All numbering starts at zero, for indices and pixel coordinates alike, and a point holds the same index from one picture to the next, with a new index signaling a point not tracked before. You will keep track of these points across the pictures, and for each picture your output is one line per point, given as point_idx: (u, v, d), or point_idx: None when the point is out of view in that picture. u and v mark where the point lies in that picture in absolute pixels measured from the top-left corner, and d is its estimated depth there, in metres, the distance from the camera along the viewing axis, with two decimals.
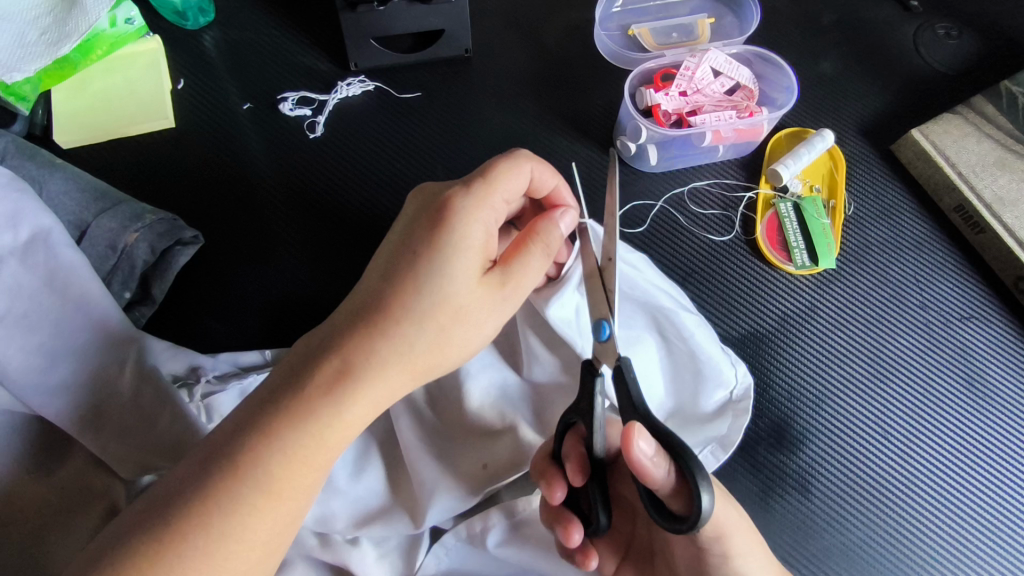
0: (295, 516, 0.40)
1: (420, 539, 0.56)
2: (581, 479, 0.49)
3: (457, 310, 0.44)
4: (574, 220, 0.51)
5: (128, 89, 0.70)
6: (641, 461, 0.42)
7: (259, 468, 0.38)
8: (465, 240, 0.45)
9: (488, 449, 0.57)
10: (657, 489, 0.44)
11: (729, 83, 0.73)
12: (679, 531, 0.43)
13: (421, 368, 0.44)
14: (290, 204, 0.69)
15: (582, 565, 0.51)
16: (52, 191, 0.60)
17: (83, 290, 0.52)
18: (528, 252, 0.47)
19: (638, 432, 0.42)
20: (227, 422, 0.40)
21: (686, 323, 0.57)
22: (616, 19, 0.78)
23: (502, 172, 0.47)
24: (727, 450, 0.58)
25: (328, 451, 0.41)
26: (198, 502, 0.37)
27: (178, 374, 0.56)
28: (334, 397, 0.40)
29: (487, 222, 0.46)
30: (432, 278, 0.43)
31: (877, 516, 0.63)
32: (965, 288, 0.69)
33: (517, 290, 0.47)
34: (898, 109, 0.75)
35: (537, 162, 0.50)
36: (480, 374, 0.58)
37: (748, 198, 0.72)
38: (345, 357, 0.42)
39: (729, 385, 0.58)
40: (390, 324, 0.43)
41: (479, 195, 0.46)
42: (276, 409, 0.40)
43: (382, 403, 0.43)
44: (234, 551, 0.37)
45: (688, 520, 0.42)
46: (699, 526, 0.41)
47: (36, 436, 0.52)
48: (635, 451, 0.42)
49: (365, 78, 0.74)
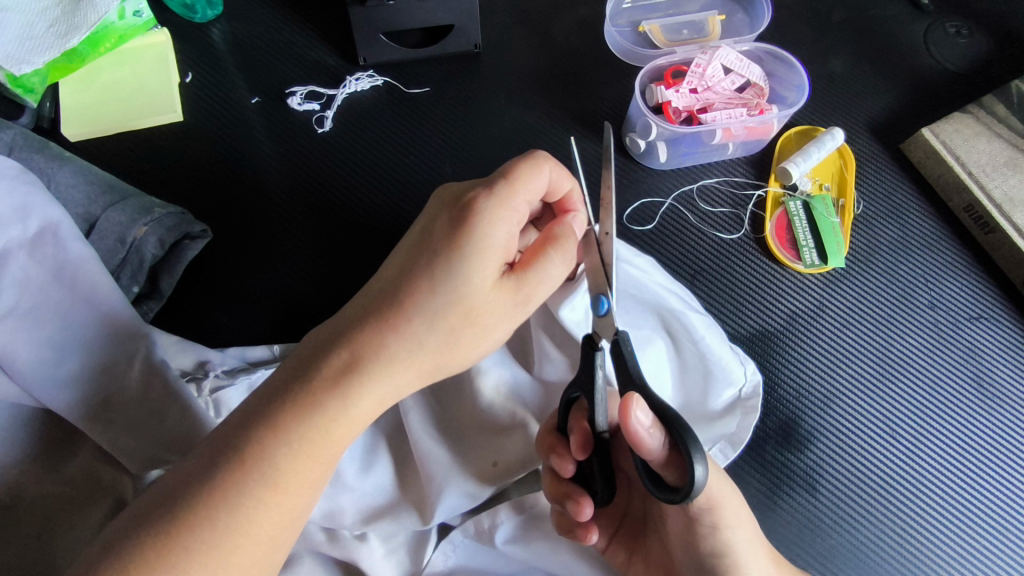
0: (301, 511, 0.40)
1: (427, 537, 0.57)
2: (584, 453, 0.49)
3: (470, 312, 0.44)
4: (582, 223, 0.51)
5: (137, 82, 0.70)
6: (637, 431, 0.42)
7: (266, 461, 0.38)
8: (485, 242, 0.44)
9: (497, 446, 0.57)
10: (650, 459, 0.43)
11: (739, 80, 0.73)
12: (672, 501, 0.42)
13: (429, 367, 0.44)
14: (297, 198, 0.69)
15: (583, 539, 0.51)
16: (60, 185, 0.60)
17: (92, 284, 0.52)
18: (546, 258, 0.47)
19: (636, 403, 0.42)
20: (235, 416, 0.40)
21: (694, 323, 0.57)
22: (626, 15, 0.78)
23: (525, 173, 0.47)
24: (736, 449, 0.58)
25: (337, 445, 0.41)
26: (208, 494, 0.37)
27: (186, 369, 0.57)
28: (343, 390, 0.40)
29: (510, 223, 0.45)
30: (448, 280, 0.43)
31: (884, 515, 0.63)
32: (975, 288, 0.69)
33: (530, 295, 0.46)
34: (908, 108, 0.75)
35: (555, 163, 0.49)
36: (492, 370, 0.57)
37: (758, 197, 0.71)
38: (356, 352, 0.42)
39: (739, 384, 0.58)
40: (402, 320, 0.43)
41: (502, 197, 0.45)
42: (283, 401, 0.40)
43: (388, 399, 0.43)
44: (241, 545, 0.37)
45: (681, 490, 0.42)
46: (690, 497, 0.40)
47: (41, 428, 0.51)
48: (632, 421, 0.42)
49: (374, 72, 0.73)
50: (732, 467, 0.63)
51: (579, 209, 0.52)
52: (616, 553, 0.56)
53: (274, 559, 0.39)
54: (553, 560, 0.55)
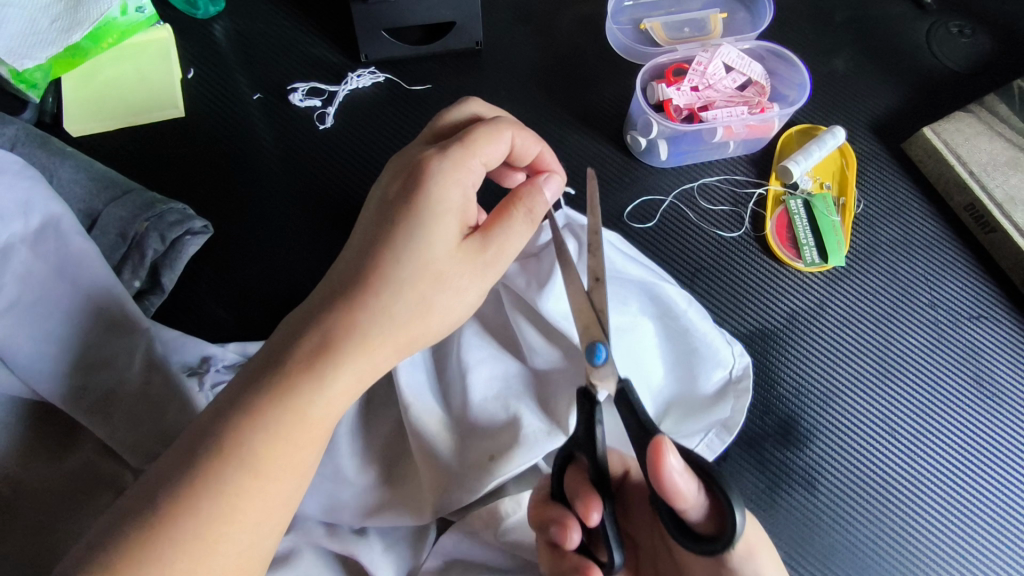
0: (289, 495, 0.39)
1: (427, 532, 0.57)
2: (597, 512, 0.45)
3: (436, 277, 0.44)
4: (557, 185, 0.52)
5: (140, 77, 0.70)
6: (672, 478, 0.38)
7: (244, 447, 0.38)
8: (443, 204, 0.45)
9: (494, 441, 0.55)
10: (684, 510, 0.40)
11: (740, 79, 0.73)
12: (710, 552, 0.40)
13: (404, 341, 0.44)
14: (299, 193, 0.69)
15: None
16: (62, 180, 0.60)
17: (94, 278, 0.52)
18: (509, 219, 0.47)
19: (668, 446, 0.39)
20: (218, 402, 0.40)
21: (675, 301, 0.58)
22: (628, 13, 0.78)
23: (483, 136, 0.47)
24: (731, 432, 0.59)
25: (316, 429, 0.40)
26: (190, 486, 0.37)
27: (190, 365, 0.57)
28: (314, 371, 0.40)
29: (464, 185, 0.46)
30: (411, 248, 0.44)
31: (882, 513, 0.63)
32: (976, 288, 0.69)
33: (499, 255, 0.47)
34: (911, 107, 0.75)
35: (518, 129, 0.50)
36: (482, 366, 0.58)
37: (759, 194, 0.72)
38: (326, 336, 0.41)
39: (728, 364, 0.59)
40: (370, 295, 0.43)
41: (457, 158, 0.46)
42: (259, 389, 0.39)
43: (368, 378, 0.42)
44: (226, 533, 0.37)
45: (720, 537, 0.39)
46: (734, 542, 0.38)
47: (39, 422, 0.51)
48: (666, 466, 0.38)
49: (375, 69, 0.74)
50: (730, 463, 0.63)
51: (553, 172, 0.53)
52: None
53: (261, 553, 0.38)
54: None
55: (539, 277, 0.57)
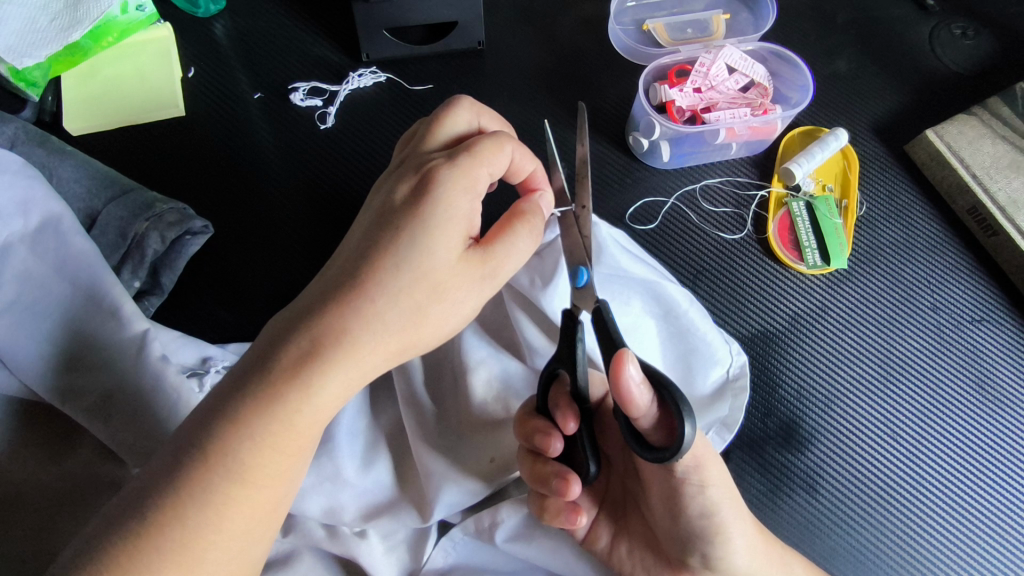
0: (278, 501, 0.39)
1: (427, 534, 0.57)
2: (575, 423, 0.49)
3: (436, 287, 0.43)
4: (551, 202, 0.52)
5: (140, 75, 0.70)
6: (628, 387, 0.40)
7: (232, 457, 0.37)
8: (450, 212, 0.44)
9: (494, 442, 0.57)
10: (639, 418, 0.43)
11: (743, 80, 0.73)
12: (659, 460, 0.42)
13: (396, 349, 0.43)
14: (300, 194, 0.69)
15: (571, 522, 0.50)
16: (62, 179, 0.60)
17: (93, 278, 0.51)
18: (512, 233, 0.47)
19: (629, 358, 0.41)
20: (205, 405, 0.39)
21: (677, 300, 0.58)
22: (630, 13, 0.78)
23: (490, 146, 0.47)
24: (731, 430, 0.58)
25: (304, 436, 0.40)
26: (179, 492, 0.36)
27: (189, 365, 0.57)
28: (300, 378, 0.39)
29: (472, 194, 0.46)
30: (413, 256, 0.43)
31: (884, 517, 0.62)
32: (978, 292, 0.69)
33: (497, 269, 0.46)
34: (915, 110, 0.75)
35: (520, 146, 0.50)
36: (480, 367, 0.57)
37: (760, 197, 0.72)
38: (316, 340, 0.40)
39: (725, 363, 0.59)
40: (363, 300, 0.42)
41: (465, 167, 0.45)
42: (243, 395, 0.39)
43: (354, 384, 0.42)
44: (213, 541, 0.37)
45: (669, 449, 0.41)
46: (681, 451, 0.40)
47: (32, 424, 0.51)
48: (624, 375, 0.40)
49: (376, 69, 0.73)
50: (731, 466, 0.63)
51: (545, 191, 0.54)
52: (599, 535, 0.54)
53: (252, 555, 0.39)
54: (554, 558, 0.54)
55: (543, 273, 0.57)
